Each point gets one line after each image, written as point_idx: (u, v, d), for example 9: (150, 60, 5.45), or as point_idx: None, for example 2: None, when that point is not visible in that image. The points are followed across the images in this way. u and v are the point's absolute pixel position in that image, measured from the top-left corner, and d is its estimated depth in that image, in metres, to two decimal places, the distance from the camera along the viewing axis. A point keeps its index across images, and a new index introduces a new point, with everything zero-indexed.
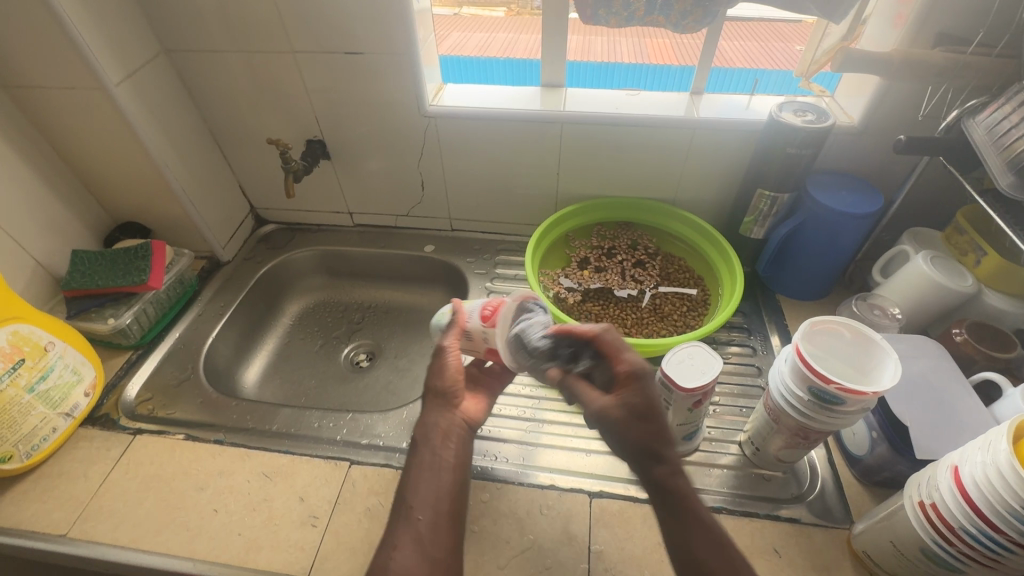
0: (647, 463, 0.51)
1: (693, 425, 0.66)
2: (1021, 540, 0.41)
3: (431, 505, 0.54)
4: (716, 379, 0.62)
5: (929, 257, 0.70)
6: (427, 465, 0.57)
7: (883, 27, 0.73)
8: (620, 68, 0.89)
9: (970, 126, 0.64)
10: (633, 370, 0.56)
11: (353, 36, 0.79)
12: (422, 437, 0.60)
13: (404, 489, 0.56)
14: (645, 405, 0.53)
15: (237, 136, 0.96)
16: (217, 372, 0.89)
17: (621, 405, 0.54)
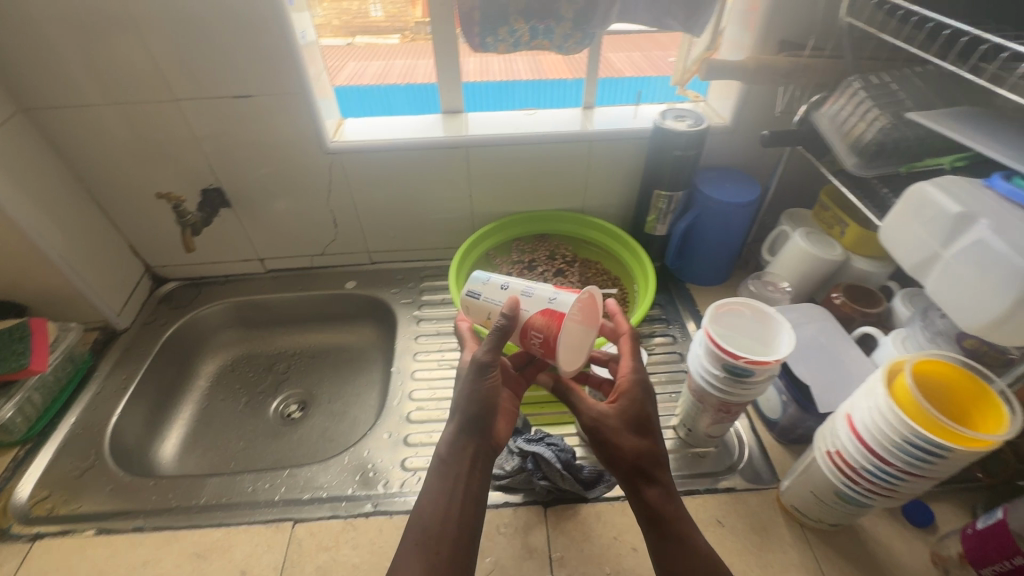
0: (635, 485, 0.56)
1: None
2: (907, 468, 0.47)
3: (444, 537, 0.51)
4: None
5: (803, 234, 0.80)
6: (443, 491, 0.53)
7: (737, 30, 0.81)
8: (519, 87, 0.93)
9: (818, 117, 0.73)
10: (635, 381, 0.59)
11: (239, 78, 0.77)
12: (438, 458, 0.55)
13: (416, 515, 0.52)
14: (639, 421, 0.57)
15: (121, 193, 0.89)
16: (127, 452, 0.81)
17: (619, 414, 0.57)
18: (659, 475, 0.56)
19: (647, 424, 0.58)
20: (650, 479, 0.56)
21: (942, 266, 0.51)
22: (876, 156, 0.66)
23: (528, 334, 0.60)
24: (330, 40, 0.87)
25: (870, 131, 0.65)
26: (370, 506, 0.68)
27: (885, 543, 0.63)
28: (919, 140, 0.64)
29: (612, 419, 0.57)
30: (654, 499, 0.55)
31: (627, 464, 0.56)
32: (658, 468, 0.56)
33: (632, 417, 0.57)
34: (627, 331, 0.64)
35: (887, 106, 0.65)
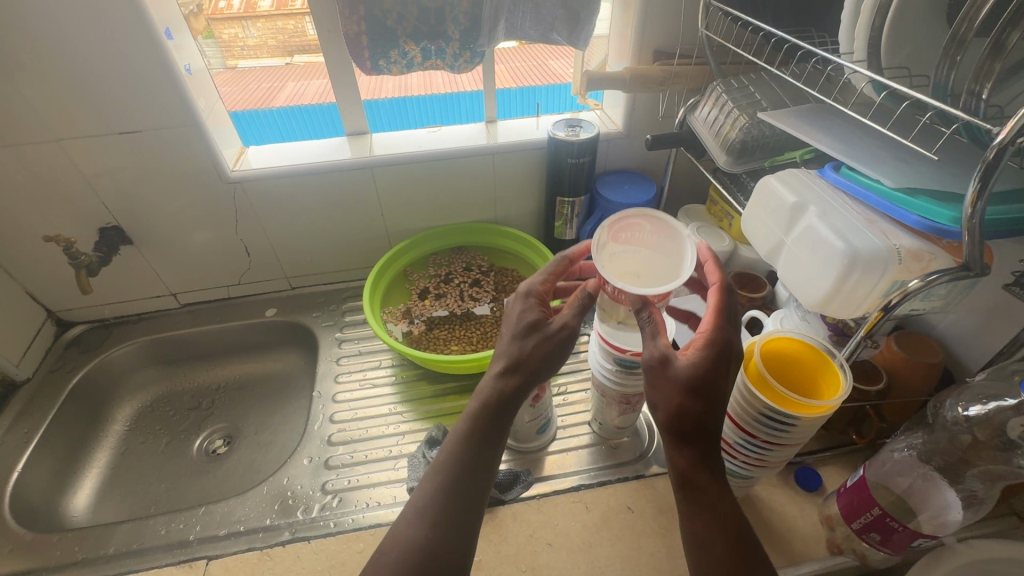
0: (676, 446, 0.48)
1: (541, 417, 0.73)
2: (768, 438, 0.52)
3: (468, 483, 0.51)
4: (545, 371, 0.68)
5: (695, 229, 0.85)
6: (467, 439, 0.53)
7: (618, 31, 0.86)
8: (464, 97, 0.95)
9: (696, 120, 0.78)
10: (720, 343, 0.47)
11: (124, 115, 0.76)
12: (469, 407, 0.55)
13: (439, 459, 0.52)
14: (705, 384, 0.46)
15: (9, 238, 0.85)
16: (32, 508, 0.77)
17: (686, 368, 0.46)
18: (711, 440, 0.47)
19: (712, 391, 0.46)
20: (695, 445, 0.47)
21: (787, 251, 0.57)
22: (742, 153, 0.72)
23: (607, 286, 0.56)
24: (268, 61, 0.89)
25: (735, 131, 0.71)
26: (288, 534, 0.68)
27: (781, 509, 0.68)
28: (776, 137, 0.71)
29: (677, 371, 0.46)
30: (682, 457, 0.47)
31: (666, 420, 0.47)
32: (704, 433, 0.47)
33: (698, 381, 0.46)
34: (718, 281, 0.53)
35: (746, 107, 0.71)
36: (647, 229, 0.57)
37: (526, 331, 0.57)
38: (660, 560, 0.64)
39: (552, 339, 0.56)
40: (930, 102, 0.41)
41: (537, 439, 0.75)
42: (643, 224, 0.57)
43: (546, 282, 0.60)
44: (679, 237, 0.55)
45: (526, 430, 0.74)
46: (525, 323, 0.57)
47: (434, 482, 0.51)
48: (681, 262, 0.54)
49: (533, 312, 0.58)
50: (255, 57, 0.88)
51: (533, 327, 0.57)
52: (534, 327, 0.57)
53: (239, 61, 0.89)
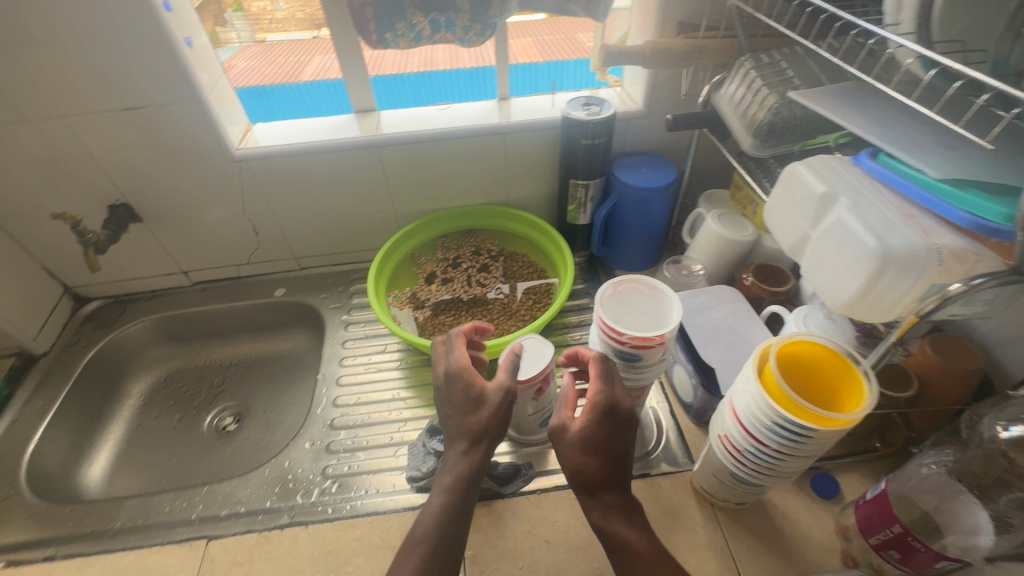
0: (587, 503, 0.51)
1: (542, 410, 0.69)
2: (780, 447, 0.48)
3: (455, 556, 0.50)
4: (548, 366, 0.63)
5: (715, 216, 0.80)
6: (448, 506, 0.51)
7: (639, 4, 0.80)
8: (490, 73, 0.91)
9: (719, 99, 0.73)
10: (602, 406, 0.52)
11: (125, 89, 0.74)
12: (442, 481, 0.53)
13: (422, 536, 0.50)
14: (594, 441, 0.51)
15: (23, 215, 0.86)
16: (48, 479, 0.79)
17: (577, 432, 0.52)
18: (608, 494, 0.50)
19: (601, 446, 0.51)
20: (598, 500, 0.51)
21: (813, 245, 0.52)
22: (768, 136, 0.66)
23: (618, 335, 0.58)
24: (296, 35, 0.87)
25: (762, 112, 0.65)
26: (287, 518, 0.68)
27: (792, 518, 0.64)
28: (806, 119, 0.65)
29: (569, 438, 0.52)
30: (596, 512, 0.51)
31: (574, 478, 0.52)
32: (612, 488, 0.51)
33: (586, 441, 0.51)
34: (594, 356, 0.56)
35: (777, 85, 0.65)
36: (644, 289, 0.64)
37: (467, 406, 0.55)
38: None
39: (500, 408, 0.55)
40: (989, 82, 0.36)
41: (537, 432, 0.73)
42: (642, 287, 0.64)
43: (466, 359, 0.59)
44: (667, 296, 0.62)
45: (525, 420, 0.70)
46: (463, 399, 0.55)
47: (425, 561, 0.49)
48: (669, 312, 0.61)
49: (471, 388, 0.56)
50: (283, 31, 0.86)
51: (475, 401, 0.55)
52: (477, 401, 0.55)
53: (267, 34, 0.87)
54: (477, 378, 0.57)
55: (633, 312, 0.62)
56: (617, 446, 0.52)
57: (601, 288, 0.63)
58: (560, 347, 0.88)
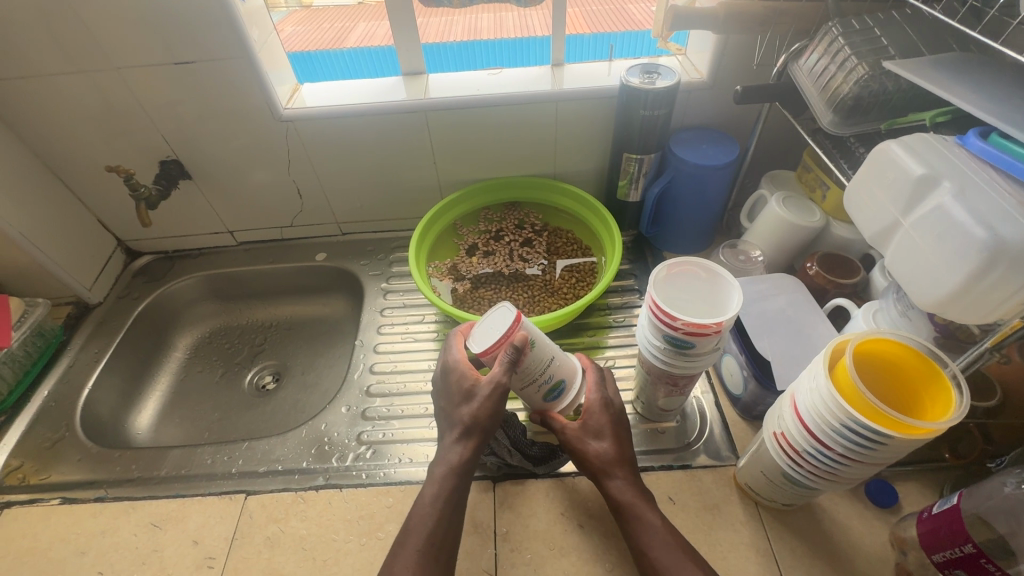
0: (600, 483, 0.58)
1: (533, 375, 0.59)
2: (845, 452, 0.44)
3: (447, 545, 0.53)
4: (509, 332, 0.56)
5: (780, 199, 0.74)
6: (438, 496, 0.55)
7: None
8: (535, 42, 0.87)
9: (796, 70, 0.67)
10: (597, 399, 0.61)
11: (177, 43, 0.73)
12: (436, 471, 0.57)
13: (415, 527, 0.54)
14: (601, 428, 0.60)
15: (81, 168, 0.88)
16: (100, 423, 0.83)
17: (578, 426, 0.60)
18: (618, 471, 0.58)
19: (605, 433, 0.60)
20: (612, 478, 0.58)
21: (901, 234, 0.47)
22: (852, 111, 0.60)
23: (674, 323, 0.55)
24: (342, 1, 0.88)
25: (847, 84, 0.59)
26: (322, 480, 0.68)
27: (844, 524, 0.61)
28: (901, 93, 0.59)
29: (575, 430, 0.60)
30: (612, 490, 0.57)
31: (590, 466, 0.59)
32: (625, 467, 0.58)
33: (591, 429, 0.60)
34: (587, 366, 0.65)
35: (868, 54, 0.58)
36: (701, 275, 0.60)
37: (460, 398, 0.59)
38: None
39: (487, 401, 0.57)
40: None
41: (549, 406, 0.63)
42: (700, 271, 0.60)
43: (462, 356, 0.62)
44: (727, 282, 0.58)
45: (528, 394, 0.62)
46: (457, 392, 0.59)
47: (420, 551, 0.52)
48: (729, 300, 0.57)
49: (464, 382, 0.59)
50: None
51: (466, 395, 0.58)
52: (468, 395, 0.58)
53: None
54: (473, 370, 0.60)
55: (688, 299, 0.58)
56: (617, 433, 0.60)
57: (655, 270, 0.59)
58: (601, 329, 0.85)
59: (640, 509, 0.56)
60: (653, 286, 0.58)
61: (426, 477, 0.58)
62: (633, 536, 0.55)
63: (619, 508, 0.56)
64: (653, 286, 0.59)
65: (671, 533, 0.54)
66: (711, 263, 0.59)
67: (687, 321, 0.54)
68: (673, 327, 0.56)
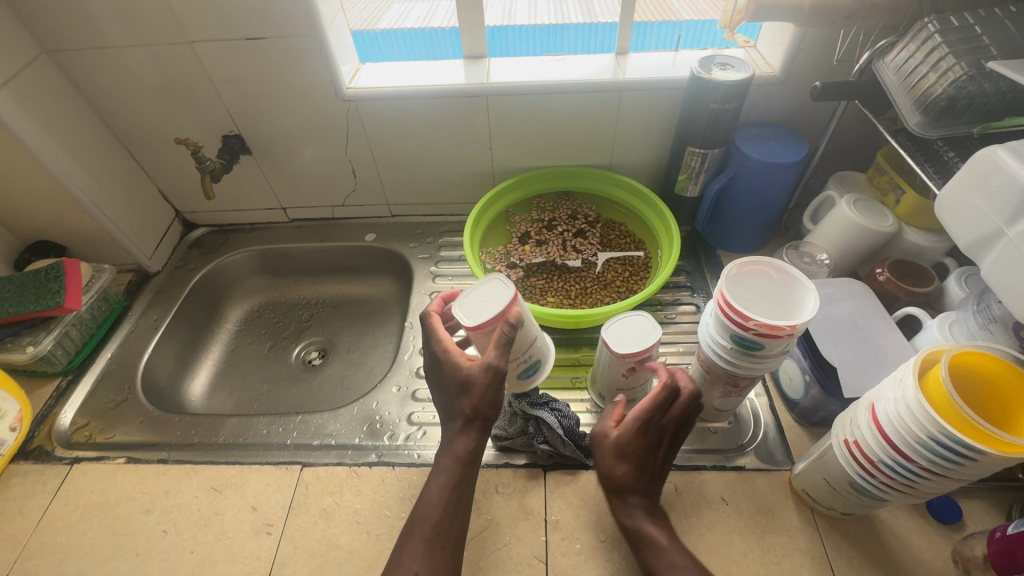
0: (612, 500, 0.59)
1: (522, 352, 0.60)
2: (930, 466, 0.43)
3: (452, 534, 0.56)
4: (506, 308, 0.56)
5: (851, 201, 0.72)
6: (446, 489, 0.58)
7: None
8: (569, 29, 0.86)
9: (881, 67, 0.64)
10: (636, 422, 0.58)
11: (252, 18, 0.74)
12: (441, 460, 0.59)
13: (422, 517, 0.57)
14: (624, 450, 0.58)
15: (148, 139, 0.89)
16: (158, 387, 0.85)
17: (612, 444, 0.59)
18: (629, 496, 0.58)
19: (626, 457, 0.58)
20: (622, 501, 0.58)
21: (1004, 244, 0.45)
22: (943, 113, 0.58)
23: (746, 324, 0.54)
24: None
25: (941, 84, 0.56)
26: (375, 457, 0.70)
27: (904, 537, 0.59)
28: (999, 96, 0.56)
29: (608, 449, 0.59)
30: (623, 515, 0.58)
31: (606, 484, 0.59)
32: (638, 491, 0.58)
33: (618, 455, 0.59)
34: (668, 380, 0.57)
35: (965, 54, 0.56)
36: (773, 276, 0.58)
37: (458, 389, 0.58)
38: (751, 561, 0.59)
39: (486, 386, 0.56)
40: None
41: (529, 387, 0.66)
42: (771, 271, 0.58)
43: (449, 341, 0.60)
44: (801, 286, 0.56)
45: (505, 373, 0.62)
46: (453, 384, 0.58)
47: (427, 539, 0.56)
48: (802, 304, 0.55)
49: (458, 371, 0.58)
50: None
51: (461, 386, 0.58)
52: (464, 383, 0.57)
53: None
54: (462, 356, 0.59)
55: (757, 301, 0.57)
56: (644, 458, 0.58)
57: (726, 268, 0.58)
58: None
59: (648, 536, 0.56)
60: (723, 287, 0.57)
61: (461, 475, 0.59)
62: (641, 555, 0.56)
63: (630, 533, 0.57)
64: (724, 282, 0.57)
65: (677, 561, 0.54)
66: (783, 262, 0.58)
67: (758, 322, 0.53)
68: (745, 328, 0.55)
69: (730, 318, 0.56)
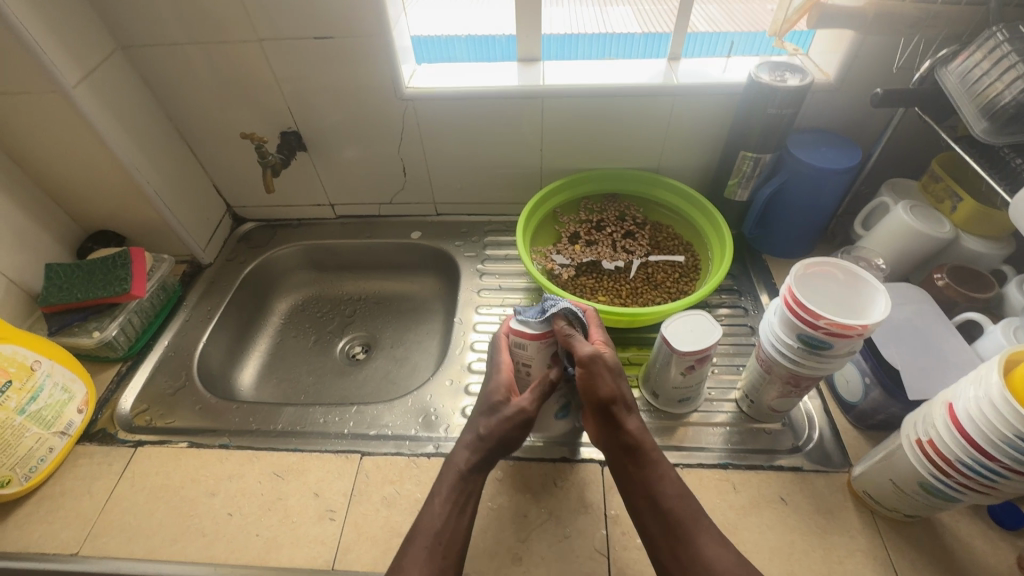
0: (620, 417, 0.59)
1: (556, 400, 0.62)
2: (1014, 465, 0.44)
3: (455, 547, 0.54)
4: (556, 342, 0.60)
5: (907, 206, 0.73)
6: (448, 501, 0.56)
7: None
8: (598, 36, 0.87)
9: (944, 75, 0.65)
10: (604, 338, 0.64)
11: (321, 18, 0.76)
12: (445, 476, 0.59)
13: (425, 525, 0.55)
14: (617, 366, 0.61)
15: (208, 134, 0.92)
16: (211, 376, 0.87)
17: (607, 356, 0.60)
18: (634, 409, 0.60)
19: (623, 370, 0.61)
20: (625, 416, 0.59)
21: None
22: (1010, 122, 0.58)
23: (814, 321, 0.55)
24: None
25: (1009, 92, 0.57)
26: (432, 448, 0.71)
27: (967, 541, 0.59)
28: None
29: (606, 356, 0.59)
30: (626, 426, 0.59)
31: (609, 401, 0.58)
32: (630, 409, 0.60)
33: (614, 366, 0.60)
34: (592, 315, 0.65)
35: None
36: (840, 278, 0.59)
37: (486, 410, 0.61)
38: (814, 561, 0.59)
39: (513, 420, 0.59)
40: None
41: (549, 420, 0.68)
42: (838, 272, 0.59)
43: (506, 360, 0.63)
44: (871, 287, 0.57)
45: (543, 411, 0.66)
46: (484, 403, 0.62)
47: (427, 548, 0.54)
48: (871, 306, 0.56)
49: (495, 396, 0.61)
50: None
51: (497, 406, 0.61)
52: (495, 407, 0.61)
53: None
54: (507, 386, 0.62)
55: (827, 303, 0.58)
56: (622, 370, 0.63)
57: (793, 267, 0.59)
58: None
59: (656, 455, 0.59)
60: (791, 285, 0.57)
61: (464, 490, 0.58)
62: (634, 490, 0.58)
63: (637, 447, 0.58)
64: (791, 279, 0.58)
65: (679, 481, 0.58)
66: (853, 265, 0.58)
67: (828, 320, 0.54)
68: (815, 326, 0.55)
69: (797, 315, 0.56)
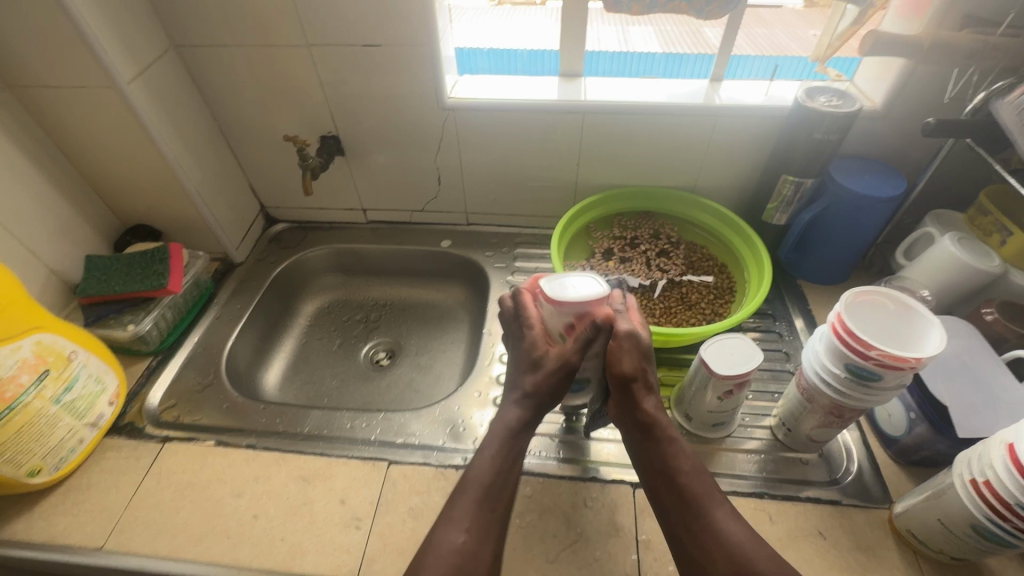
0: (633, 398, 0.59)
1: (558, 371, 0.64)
2: None
3: (501, 498, 0.55)
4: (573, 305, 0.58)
5: (955, 239, 0.71)
6: (499, 452, 0.57)
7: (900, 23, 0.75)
8: (635, 57, 0.87)
9: (1000, 106, 0.63)
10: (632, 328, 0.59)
11: (371, 27, 0.77)
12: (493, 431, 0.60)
13: (474, 479, 0.56)
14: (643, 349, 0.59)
15: (249, 134, 0.93)
16: (238, 375, 0.87)
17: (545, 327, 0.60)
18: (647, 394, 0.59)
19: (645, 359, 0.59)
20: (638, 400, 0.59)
21: None
22: None
23: (865, 351, 0.53)
24: None
25: None
26: (460, 459, 0.70)
27: None
28: None
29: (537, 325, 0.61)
30: (645, 408, 0.59)
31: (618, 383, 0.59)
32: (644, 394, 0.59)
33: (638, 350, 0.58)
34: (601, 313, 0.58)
35: None
36: (891, 309, 0.57)
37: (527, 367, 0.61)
38: None
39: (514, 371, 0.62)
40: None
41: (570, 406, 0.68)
42: (890, 304, 0.58)
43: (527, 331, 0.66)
44: (925, 321, 0.55)
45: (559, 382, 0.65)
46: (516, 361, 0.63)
47: (476, 501, 0.54)
48: (926, 340, 0.54)
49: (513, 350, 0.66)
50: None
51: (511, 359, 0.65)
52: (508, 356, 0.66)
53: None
54: None
55: (876, 333, 0.57)
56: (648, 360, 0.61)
57: (843, 294, 0.58)
58: None
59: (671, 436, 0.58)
60: (841, 313, 0.56)
61: (513, 446, 0.58)
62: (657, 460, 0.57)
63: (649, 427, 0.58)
64: (841, 308, 0.57)
65: (694, 456, 0.57)
66: (909, 297, 0.57)
67: (879, 350, 0.52)
68: (865, 356, 0.53)
69: (846, 344, 0.55)
